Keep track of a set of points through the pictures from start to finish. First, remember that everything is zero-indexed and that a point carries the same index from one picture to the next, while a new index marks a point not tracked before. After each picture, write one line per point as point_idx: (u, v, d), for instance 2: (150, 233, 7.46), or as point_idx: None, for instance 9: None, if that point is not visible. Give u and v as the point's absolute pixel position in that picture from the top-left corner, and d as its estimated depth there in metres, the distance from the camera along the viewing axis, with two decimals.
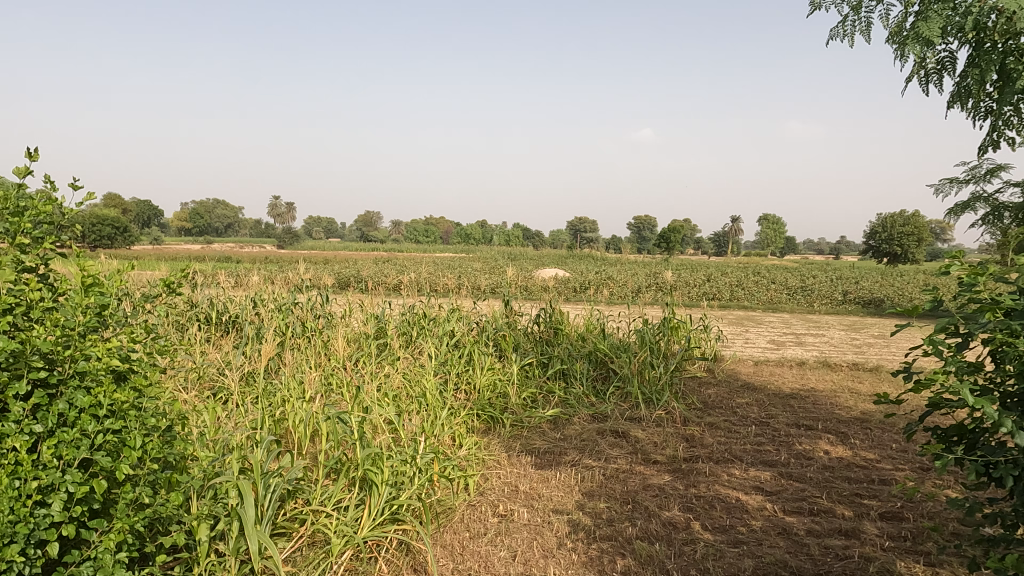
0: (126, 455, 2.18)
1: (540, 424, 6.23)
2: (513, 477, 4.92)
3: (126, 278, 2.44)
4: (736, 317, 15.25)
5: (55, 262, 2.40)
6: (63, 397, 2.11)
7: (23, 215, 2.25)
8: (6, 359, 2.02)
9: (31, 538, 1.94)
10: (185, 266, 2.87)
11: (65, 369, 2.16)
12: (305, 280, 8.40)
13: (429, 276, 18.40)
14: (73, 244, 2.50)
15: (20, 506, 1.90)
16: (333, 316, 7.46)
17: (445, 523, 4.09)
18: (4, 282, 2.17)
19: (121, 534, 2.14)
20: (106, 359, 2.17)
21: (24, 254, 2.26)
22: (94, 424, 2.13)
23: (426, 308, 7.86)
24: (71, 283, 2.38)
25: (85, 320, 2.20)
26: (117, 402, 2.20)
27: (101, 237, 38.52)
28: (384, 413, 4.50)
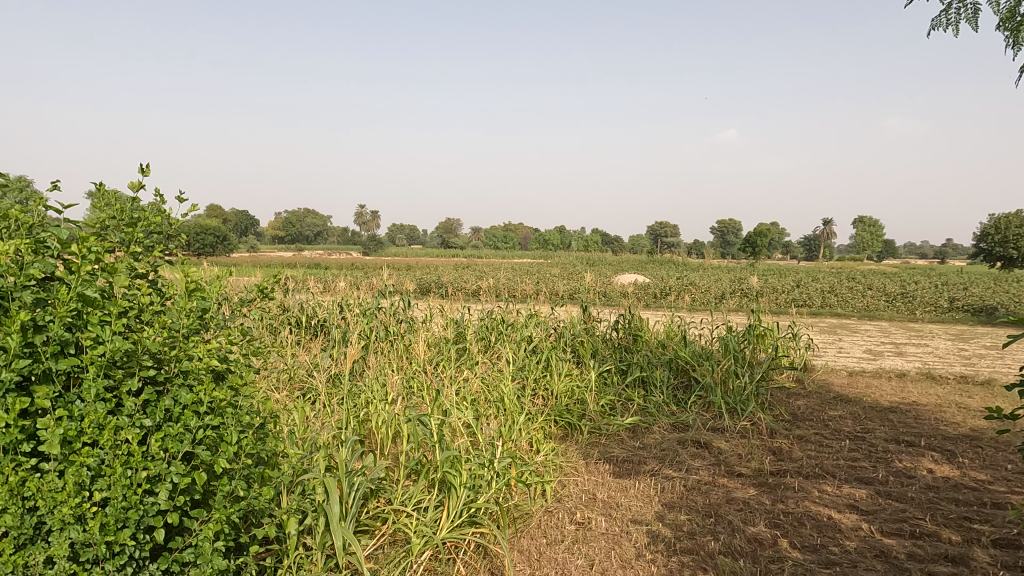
0: (224, 450, 2.32)
1: (619, 432, 6.13)
2: (590, 486, 4.86)
3: (224, 282, 2.58)
4: (829, 325, 14.46)
5: (163, 269, 2.58)
6: (169, 394, 2.27)
7: (136, 226, 2.44)
8: (121, 358, 2.21)
9: (141, 524, 2.11)
10: (276, 271, 3.03)
11: (171, 368, 2.32)
12: (388, 285, 8.67)
13: (507, 282, 18.54)
14: (180, 252, 2.67)
15: (132, 494, 2.06)
16: (414, 321, 7.65)
17: (522, 527, 4.11)
18: (118, 287, 2.36)
19: (218, 524, 2.28)
20: (207, 360, 2.32)
21: (136, 259, 2.44)
22: (196, 420, 2.27)
23: (505, 314, 7.94)
24: (177, 288, 2.55)
25: (189, 322, 2.37)
26: (216, 400, 2.34)
27: (202, 246, 41.29)
28: (463, 417, 4.58)
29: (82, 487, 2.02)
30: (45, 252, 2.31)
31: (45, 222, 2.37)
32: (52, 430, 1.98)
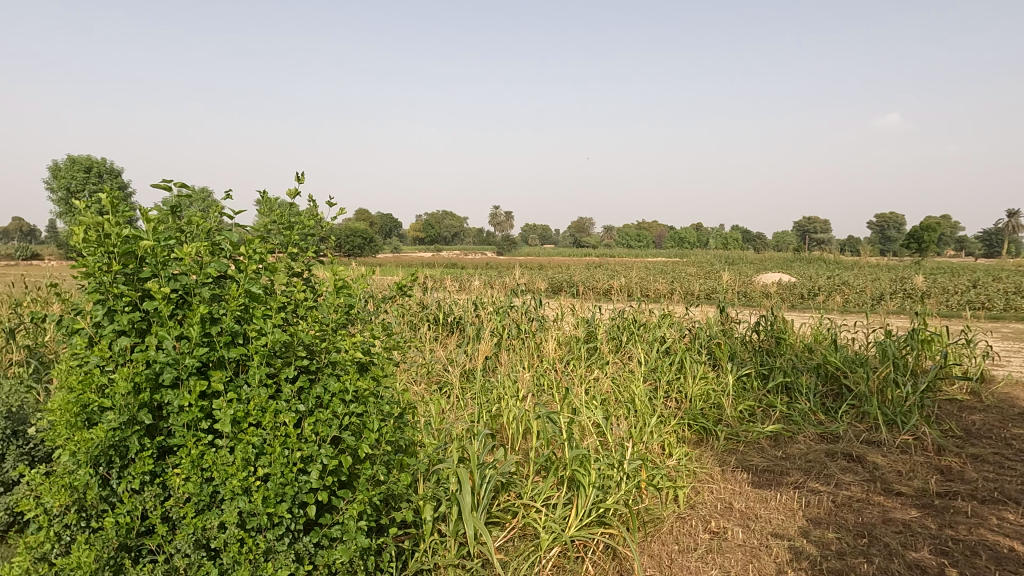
0: (367, 436, 2.49)
1: (759, 439, 5.78)
2: (726, 494, 4.64)
3: (368, 281, 2.76)
4: (1014, 331, 12.66)
5: (316, 268, 2.82)
6: (320, 383, 2.47)
7: (294, 229, 2.69)
8: (280, 348, 2.45)
9: (296, 499, 2.32)
10: (414, 271, 3.21)
11: (322, 359, 2.53)
12: (520, 284, 8.83)
13: (640, 281, 18.18)
14: (330, 253, 2.89)
15: (288, 472, 2.28)
16: (545, 320, 7.73)
17: (652, 532, 4.01)
18: (278, 284, 2.62)
19: (362, 504, 2.45)
20: (353, 352, 2.50)
21: (293, 260, 2.70)
22: (343, 407, 2.46)
23: (637, 313, 7.79)
24: (327, 286, 2.77)
25: (337, 317, 2.57)
26: (360, 389, 2.51)
27: (352, 247, 44.55)
28: (593, 416, 4.56)
29: (249, 462, 2.26)
30: (220, 253, 2.62)
31: (221, 227, 2.68)
32: (225, 411, 2.24)
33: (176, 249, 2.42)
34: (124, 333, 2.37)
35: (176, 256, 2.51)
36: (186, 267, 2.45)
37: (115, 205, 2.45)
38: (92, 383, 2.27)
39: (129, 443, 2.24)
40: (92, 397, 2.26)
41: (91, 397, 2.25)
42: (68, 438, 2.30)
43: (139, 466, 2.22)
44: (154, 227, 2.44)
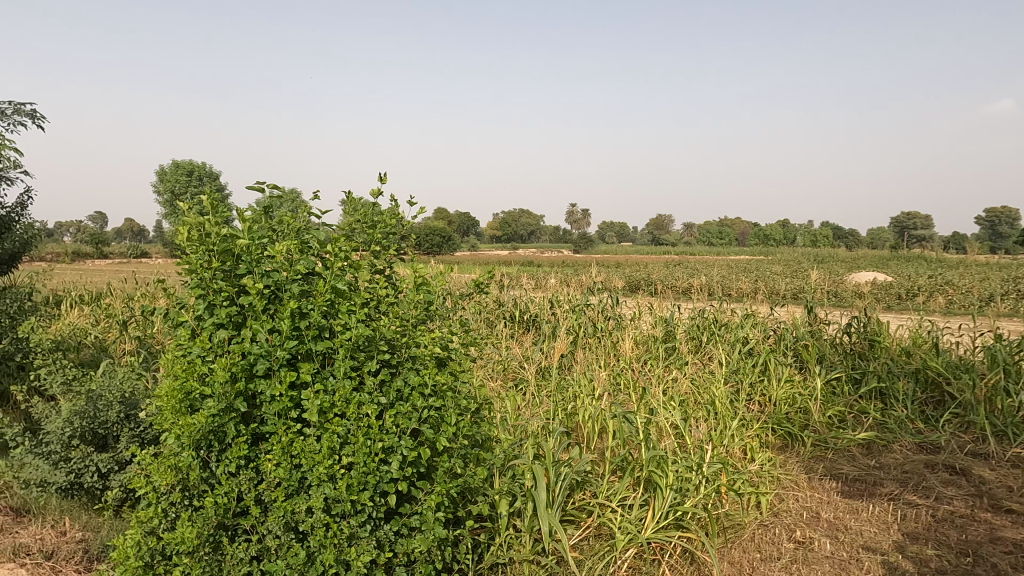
0: (445, 429, 2.55)
1: (850, 447, 5.49)
2: (813, 503, 4.43)
3: (446, 278, 2.82)
4: None
5: (397, 266, 2.90)
6: (401, 376, 2.55)
7: (376, 228, 2.79)
8: (363, 343, 2.54)
9: (378, 488, 2.40)
10: (490, 269, 3.25)
11: (403, 353, 2.61)
12: (597, 282, 8.75)
13: (722, 280, 17.62)
14: (410, 251, 2.97)
15: (371, 461, 2.36)
16: (622, 318, 7.63)
17: (733, 538, 3.89)
18: (362, 280, 2.72)
19: (440, 496, 2.51)
20: (431, 347, 2.56)
21: (376, 257, 2.79)
22: (422, 401, 2.53)
23: (718, 313, 7.56)
24: (408, 283, 2.85)
25: (417, 313, 2.64)
26: (438, 383, 2.58)
27: (431, 245, 45.56)
28: (671, 417, 4.46)
29: (334, 451, 2.37)
30: (308, 251, 2.75)
31: (309, 227, 2.81)
32: (313, 401, 2.35)
33: (269, 247, 2.56)
34: (223, 326, 2.53)
35: (268, 253, 2.65)
36: (278, 264, 2.59)
37: (215, 207, 2.61)
38: (194, 371, 2.44)
39: (227, 429, 2.40)
40: (194, 385, 2.43)
41: (193, 385, 2.42)
42: (173, 422, 2.48)
43: (236, 451, 2.37)
44: (249, 227, 2.59)
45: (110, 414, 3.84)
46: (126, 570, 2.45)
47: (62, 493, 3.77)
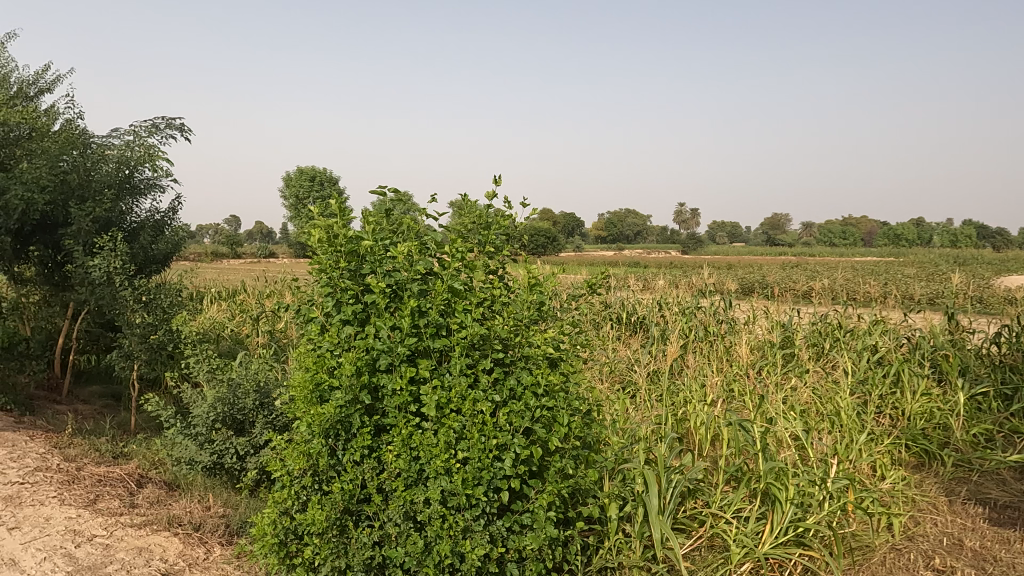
0: (557, 430, 2.55)
1: (999, 470, 4.95)
2: (954, 529, 4.04)
3: (559, 279, 2.82)
4: None
5: (509, 266, 2.94)
6: (514, 375, 2.58)
7: (490, 229, 2.83)
8: (478, 341, 2.60)
9: (491, 484, 2.45)
10: (603, 269, 3.22)
11: (516, 353, 2.64)
12: (708, 284, 8.45)
13: (846, 283, 16.43)
14: (522, 252, 3.00)
15: (485, 457, 2.41)
16: (736, 322, 7.30)
17: (861, 561, 3.63)
18: (477, 280, 2.78)
19: (551, 496, 2.53)
20: (544, 347, 2.58)
21: (490, 258, 2.84)
22: (534, 400, 2.55)
23: (842, 319, 7.06)
24: (521, 283, 2.88)
25: (530, 313, 2.66)
26: (551, 383, 2.58)
27: (536, 246, 45.88)
28: (791, 428, 4.22)
29: (450, 446, 2.44)
30: (426, 251, 2.85)
31: (427, 228, 2.91)
32: (430, 396, 2.44)
33: (390, 248, 2.68)
34: (348, 322, 2.68)
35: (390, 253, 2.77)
36: (398, 264, 2.70)
37: (342, 209, 2.77)
38: (324, 364, 2.61)
39: (352, 419, 2.54)
40: (324, 377, 2.59)
41: (323, 377, 2.58)
42: (305, 411, 2.66)
43: (360, 441, 2.50)
44: (372, 228, 2.72)
45: (247, 402, 4.21)
46: (263, 546, 2.66)
47: (207, 471, 4.14)
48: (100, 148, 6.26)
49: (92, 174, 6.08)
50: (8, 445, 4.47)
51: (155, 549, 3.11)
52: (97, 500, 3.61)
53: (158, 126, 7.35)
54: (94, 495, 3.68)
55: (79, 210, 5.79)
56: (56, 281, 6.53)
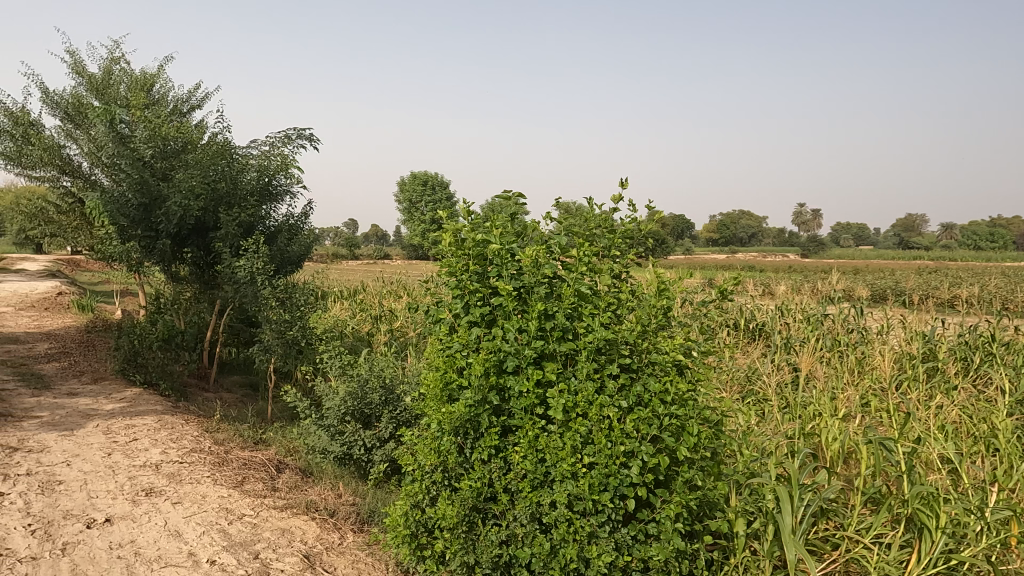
0: (686, 440, 2.46)
1: None
2: None
3: (688, 284, 2.71)
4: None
5: (635, 270, 2.87)
6: (641, 382, 2.53)
7: (617, 233, 2.77)
8: (605, 345, 2.57)
9: (617, 491, 2.41)
10: (736, 275, 3.06)
11: (643, 359, 2.58)
12: (837, 290, 7.90)
13: (998, 291, 14.79)
14: (650, 256, 2.91)
15: (612, 463, 2.38)
16: (869, 332, 6.78)
17: None
18: (602, 284, 2.74)
19: (679, 507, 2.45)
20: (673, 354, 2.50)
21: (616, 262, 2.80)
22: (663, 407, 2.47)
23: (997, 331, 6.35)
24: (647, 288, 2.80)
25: (658, 319, 2.59)
26: (680, 392, 2.50)
27: None
28: (941, 449, 3.84)
29: (576, 449, 2.44)
30: (551, 255, 2.85)
31: (552, 232, 2.90)
32: (557, 400, 2.46)
33: (516, 252, 2.71)
34: (476, 324, 2.75)
35: (516, 257, 2.80)
36: (525, 268, 2.72)
37: (471, 213, 2.82)
38: (454, 364, 2.70)
39: (481, 419, 2.61)
40: (454, 376, 2.69)
41: (453, 376, 2.68)
42: (435, 409, 2.77)
43: (488, 440, 2.57)
44: (500, 232, 2.75)
45: (374, 397, 4.47)
46: (396, 536, 2.79)
47: (338, 461, 4.40)
48: (243, 157, 6.81)
49: (237, 183, 6.65)
50: (168, 427, 4.98)
51: (296, 530, 3.35)
52: (244, 482, 3.94)
53: (291, 136, 7.90)
54: (241, 477, 4.02)
55: (227, 216, 6.36)
56: (206, 280, 7.20)
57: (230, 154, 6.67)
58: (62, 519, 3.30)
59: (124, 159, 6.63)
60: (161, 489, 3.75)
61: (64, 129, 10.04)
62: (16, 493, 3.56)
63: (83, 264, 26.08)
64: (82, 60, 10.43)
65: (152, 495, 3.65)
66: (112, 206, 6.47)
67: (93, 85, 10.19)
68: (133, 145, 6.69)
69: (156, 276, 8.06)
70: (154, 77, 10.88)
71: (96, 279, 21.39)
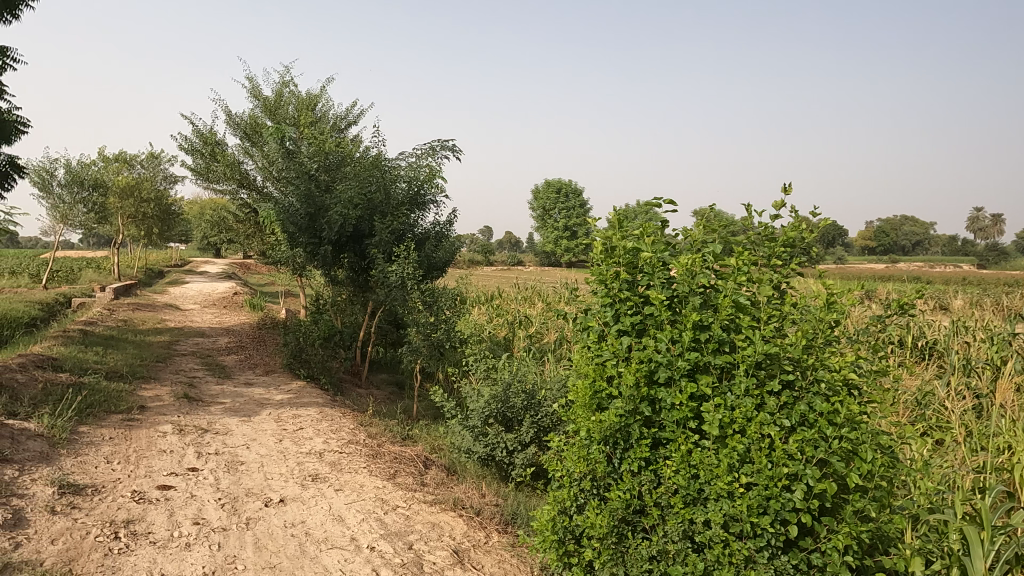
0: (858, 465, 2.27)
1: None
2: None
3: (860, 296, 2.47)
4: None
5: (797, 280, 2.67)
6: (805, 400, 2.36)
7: (778, 241, 2.60)
8: (764, 360, 2.44)
9: (778, 515, 2.27)
10: (920, 286, 2.73)
11: (808, 377, 2.41)
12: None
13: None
14: (815, 265, 2.69)
15: (772, 486, 2.25)
16: None
17: None
18: (762, 295, 2.57)
19: (848, 539, 2.26)
20: (844, 372, 2.31)
21: (777, 272, 2.63)
22: (832, 429, 2.29)
23: None
24: (813, 299, 2.60)
25: (825, 334, 2.40)
26: (851, 413, 2.30)
27: None
28: None
29: (733, 468, 2.35)
30: (704, 263, 2.75)
31: (706, 239, 2.79)
32: (713, 415, 2.37)
33: (668, 261, 2.64)
34: (626, 333, 2.72)
35: (668, 266, 2.72)
36: (678, 277, 2.64)
37: (620, 221, 2.79)
38: (603, 372, 2.69)
39: (631, 429, 2.59)
40: (604, 385, 2.68)
41: (603, 385, 2.67)
42: (584, 417, 2.78)
43: (638, 452, 2.55)
44: (652, 241, 2.69)
45: (516, 401, 4.62)
46: (544, 540, 2.84)
47: (480, 461, 4.54)
48: (394, 169, 7.24)
49: (389, 193, 7.08)
50: (328, 418, 5.41)
51: (445, 525, 3.50)
52: (396, 475, 4.18)
53: (434, 148, 8.28)
54: (394, 470, 4.27)
55: (381, 224, 6.81)
56: (360, 284, 7.72)
57: (382, 166, 7.12)
58: (245, 496, 3.69)
59: (293, 172, 7.31)
60: (325, 475, 4.08)
61: (243, 147, 11.27)
62: (207, 470, 4.03)
63: (253, 268, 29.09)
64: (258, 85, 11.66)
65: (318, 480, 3.98)
66: (283, 216, 7.15)
67: (267, 107, 11.36)
68: (301, 160, 7.36)
69: (317, 280, 8.79)
70: (317, 97, 11.91)
71: (265, 281, 23.78)
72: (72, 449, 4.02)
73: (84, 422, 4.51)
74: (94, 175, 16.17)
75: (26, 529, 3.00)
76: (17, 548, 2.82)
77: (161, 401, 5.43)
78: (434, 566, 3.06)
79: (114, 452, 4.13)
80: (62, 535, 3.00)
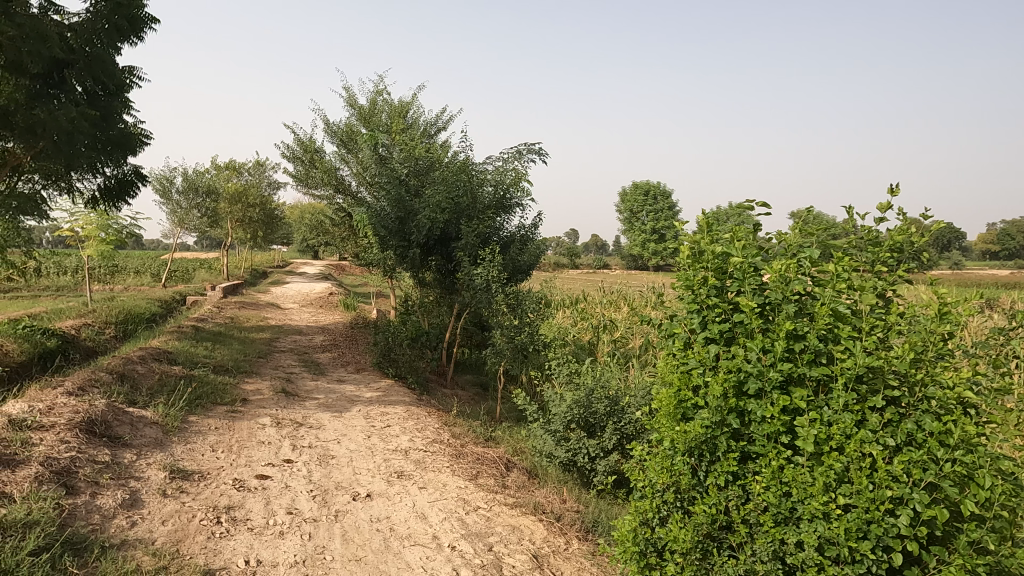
0: (974, 491, 2.07)
1: None
2: None
3: (980, 307, 2.25)
4: None
5: (904, 287, 2.46)
6: (912, 419, 2.18)
7: (882, 247, 2.41)
8: (866, 373, 2.28)
9: (880, 541, 2.11)
10: None
11: (915, 393, 2.23)
12: None
13: None
14: (926, 272, 2.47)
15: (874, 509, 2.10)
16: None
17: None
18: (865, 305, 2.39)
19: (962, 573, 2.07)
20: (958, 389, 2.11)
21: (881, 278, 2.44)
22: (943, 451, 2.09)
23: None
24: (924, 308, 2.40)
25: (936, 346, 2.21)
26: (966, 434, 2.09)
27: None
28: None
29: (830, 488, 2.21)
30: (800, 269, 2.59)
31: (803, 244, 2.63)
32: (807, 430, 2.25)
33: (761, 267, 2.52)
34: (714, 340, 2.62)
35: (760, 272, 2.59)
36: (771, 283, 2.52)
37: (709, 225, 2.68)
38: (689, 381, 2.61)
39: (718, 441, 2.50)
40: (689, 395, 2.58)
41: (688, 395, 2.58)
42: (667, 426, 2.70)
43: (725, 465, 2.45)
44: (743, 245, 2.57)
45: (599, 407, 4.56)
46: (625, 551, 2.78)
47: (563, 467, 4.53)
48: (480, 174, 7.36)
49: (475, 197, 7.20)
50: (414, 417, 5.55)
51: (525, 529, 3.50)
52: (478, 476, 4.23)
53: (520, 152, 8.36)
54: (476, 471, 4.32)
55: (467, 227, 6.93)
56: (446, 286, 7.89)
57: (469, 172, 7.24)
58: (334, 489, 3.85)
59: (386, 178, 7.57)
60: (410, 473, 4.19)
61: (340, 154, 11.78)
62: (302, 462, 4.24)
63: (348, 269, 30.38)
64: (354, 94, 12.17)
65: (403, 478, 4.09)
66: (375, 220, 7.41)
67: (362, 115, 11.84)
68: (392, 166, 7.63)
69: (406, 281, 9.06)
70: (409, 105, 12.30)
71: (359, 281, 24.77)
72: (182, 437, 4.34)
73: (193, 412, 4.87)
74: (206, 183, 17.31)
75: (141, 509, 3.26)
76: (133, 526, 3.08)
77: (261, 394, 5.77)
78: (512, 570, 3.06)
79: (219, 442, 4.42)
80: (171, 516, 3.25)
